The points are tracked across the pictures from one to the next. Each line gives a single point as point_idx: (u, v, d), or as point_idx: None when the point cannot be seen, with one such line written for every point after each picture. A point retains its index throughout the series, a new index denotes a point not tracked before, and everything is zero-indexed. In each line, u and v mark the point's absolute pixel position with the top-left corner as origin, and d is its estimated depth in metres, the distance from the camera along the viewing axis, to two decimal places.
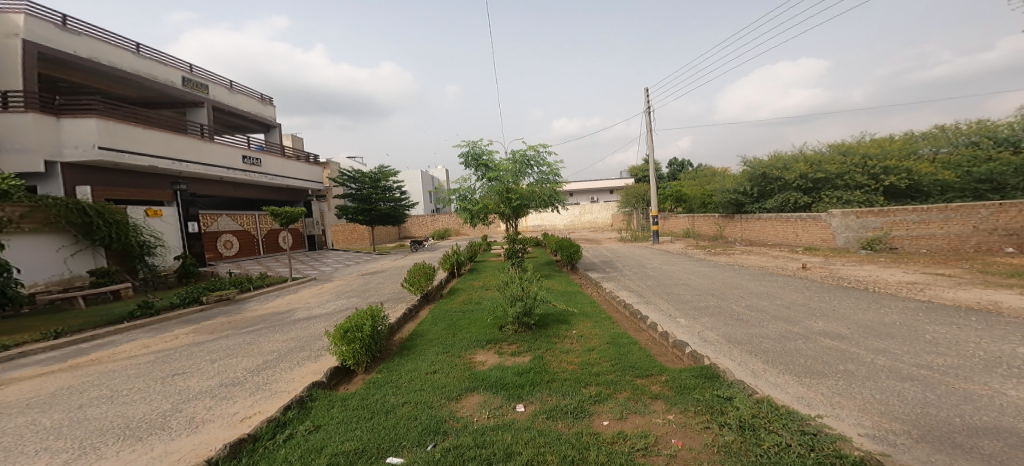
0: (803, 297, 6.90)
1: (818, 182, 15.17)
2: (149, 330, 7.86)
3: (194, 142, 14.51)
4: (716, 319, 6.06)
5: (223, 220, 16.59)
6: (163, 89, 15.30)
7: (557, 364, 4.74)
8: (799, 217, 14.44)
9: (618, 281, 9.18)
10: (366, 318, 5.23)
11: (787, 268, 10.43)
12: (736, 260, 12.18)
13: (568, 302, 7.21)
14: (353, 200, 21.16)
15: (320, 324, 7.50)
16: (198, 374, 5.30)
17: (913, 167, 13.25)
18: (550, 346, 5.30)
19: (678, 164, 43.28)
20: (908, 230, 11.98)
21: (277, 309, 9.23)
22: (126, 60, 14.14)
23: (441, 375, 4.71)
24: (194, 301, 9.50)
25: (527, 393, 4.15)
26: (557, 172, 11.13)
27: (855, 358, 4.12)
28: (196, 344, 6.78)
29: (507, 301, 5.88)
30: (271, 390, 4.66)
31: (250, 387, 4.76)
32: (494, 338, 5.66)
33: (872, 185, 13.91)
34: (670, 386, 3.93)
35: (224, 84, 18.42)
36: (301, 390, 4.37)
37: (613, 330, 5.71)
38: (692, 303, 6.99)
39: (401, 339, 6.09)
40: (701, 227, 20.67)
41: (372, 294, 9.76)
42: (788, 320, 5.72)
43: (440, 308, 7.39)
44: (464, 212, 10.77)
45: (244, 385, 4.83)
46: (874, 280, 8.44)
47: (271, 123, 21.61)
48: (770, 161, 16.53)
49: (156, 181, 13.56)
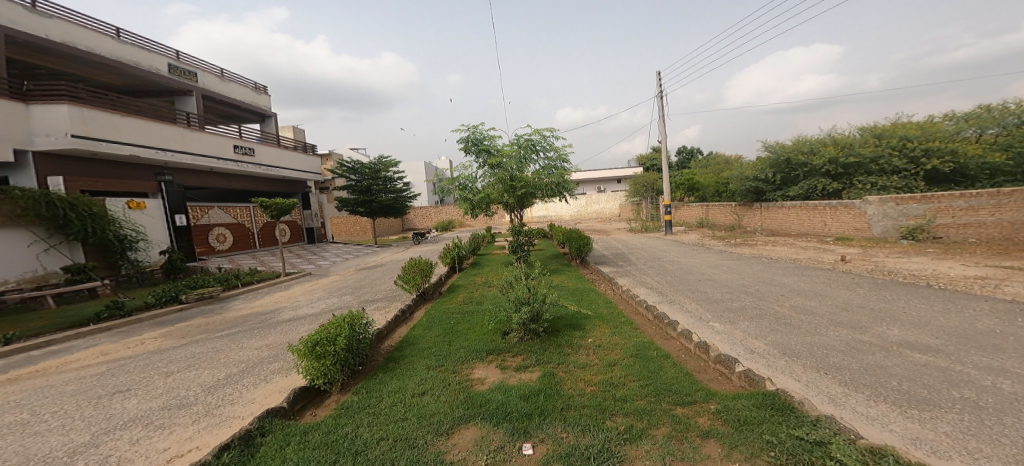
0: (858, 296, 5.92)
1: (849, 168, 13.90)
2: (114, 334, 7.07)
3: (180, 130, 13.71)
4: (760, 323, 5.09)
5: (215, 212, 15.81)
6: (147, 76, 14.52)
7: (572, 385, 3.82)
8: (828, 204, 13.28)
9: (635, 276, 8.19)
10: (342, 327, 4.33)
11: (822, 260, 9.41)
12: (761, 252, 11.11)
13: (580, 302, 6.26)
14: (352, 191, 20.11)
15: (302, 328, 6.64)
16: (143, 392, 4.46)
17: (958, 149, 11.95)
18: (562, 358, 4.38)
19: (687, 151, 41.75)
20: (953, 217, 10.77)
21: (262, 308, 8.43)
22: (104, 45, 13.34)
23: (429, 399, 3.81)
24: (172, 301, 8.69)
25: (536, 427, 3.22)
26: (565, 158, 9.90)
27: (970, 382, 3.25)
28: (159, 351, 5.95)
29: (510, 304, 4.92)
30: (221, 416, 3.79)
31: (198, 411, 3.92)
32: (496, 348, 4.75)
33: (911, 169, 12.65)
34: (724, 420, 2.99)
35: (214, 71, 17.60)
36: (251, 421, 3.48)
37: (637, 338, 4.76)
38: (725, 303, 5.99)
39: (388, 348, 5.20)
40: (717, 216, 19.55)
41: (366, 291, 8.89)
42: (851, 325, 4.74)
43: (436, 310, 6.50)
44: (464, 202, 9.72)
45: (190, 408, 3.98)
46: (932, 274, 7.44)
47: (266, 112, 20.74)
48: (794, 146, 15.30)
49: (140, 172, 12.78)
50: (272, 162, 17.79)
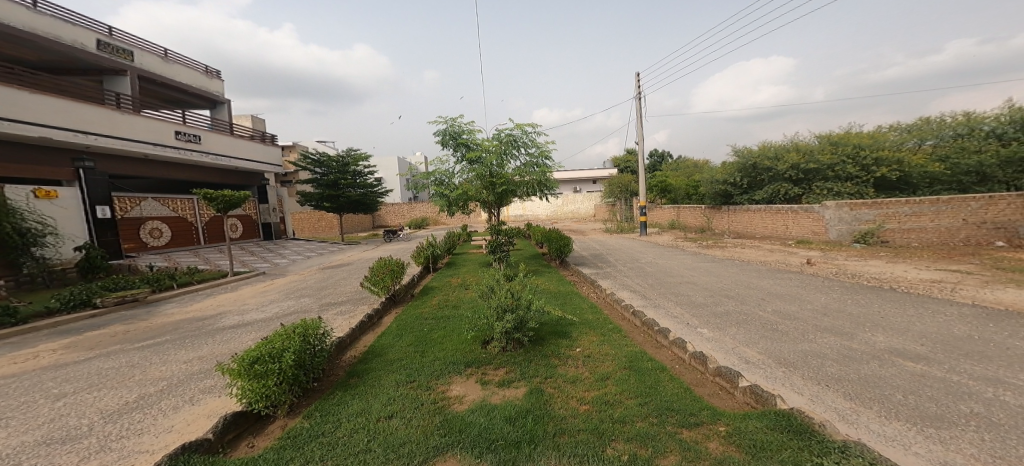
0: (834, 300, 5.92)
1: (809, 173, 14.43)
2: (3, 346, 5.99)
3: (107, 111, 12.16)
4: (748, 329, 4.90)
5: (150, 204, 14.26)
6: (69, 52, 12.84)
7: (563, 404, 3.44)
8: (789, 208, 13.74)
9: (615, 278, 7.94)
10: (292, 339, 3.72)
11: (791, 263, 9.57)
12: (733, 254, 11.27)
13: (563, 307, 5.90)
14: (317, 185, 18.89)
15: (249, 335, 5.90)
16: (18, 423, 3.64)
17: (904, 159, 12.66)
18: (549, 372, 3.99)
19: (657, 156, 42.60)
20: (900, 223, 11.36)
21: (199, 312, 7.50)
22: (18, 14, 11.69)
23: (399, 423, 3.29)
24: (82, 306, 7.60)
25: (525, 459, 2.79)
26: (547, 155, 9.53)
27: (973, 395, 3.18)
28: (61, 366, 5.06)
29: (491, 311, 4.45)
30: (119, 452, 3.14)
31: (86, 449, 3.19)
32: (477, 360, 4.28)
33: (863, 177, 13.29)
34: (737, 446, 2.75)
35: (156, 51, 15.93)
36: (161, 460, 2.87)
37: (629, 348, 4.45)
38: (709, 308, 5.81)
39: (351, 360, 4.60)
40: (687, 219, 19.94)
41: (328, 293, 8.14)
42: (836, 331, 4.64)
43: (408, 314, 5.93)
44: (440, 198, 9.14)
45: (80, 446, 3.26)
46: (894, 277, 7.67)
47: (218, 98, 19.07)
48: (761, 151, 15.74)
49: (54, 157, 11.26)
50: (222, 151, 16.29)
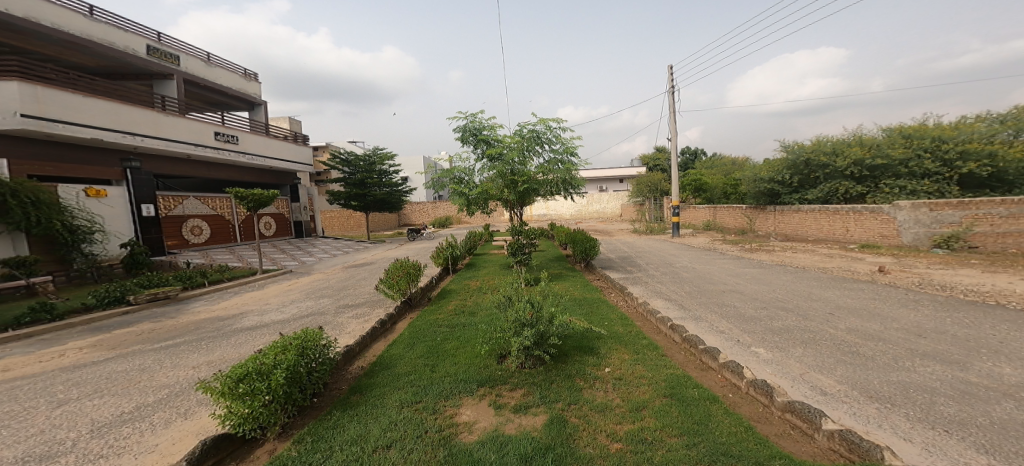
0: (925, 318, 4.91)
1: (875, 170, 12.84)
2: (34, 342, 5.98)
3: (152, 113, 12.54)
4: (819, 351, 4.05)
5: (192, 203, 14.67)
6: (121, 57, 13.37)
7: (590, 440, 2.81)
8: (852, 209, 12.28)
9: (649, 284, 7.16)
10: (287, 352, 3.28)
11: (857, 270, 8.38)
12: (784, 259, 10.10)
13: (590, 317, 5.23)
14: (343, 184, 18.96)
15: (261, 339, 5.59)
16: (8, 434, 3.37)
17: (999, 152, 10.98)
18: (575, 396, 3.36)
19: (690, 152, 40.72)
20: (993, 226, 9.80)
21: (222, 312, 7.34)
22: (75, 22, 12.23)
23: (396, 456, 2.77)
24: (117, 302, 7.60)
25: None
26: (573, 151, 8.88)
27: None
28: (76, 368, 4.89)
29: (509, 323, 3.86)
30: None
31: None
32: (491, 378, 3.71)
33: (944, 173, 11.65)
34: None
35: (200, 56, 16.45)
36: None
37: (669, 369, 3.75)
38: (764, 323, 4.96)
39: (355, 373, 4.14)
40: (726, 219, 18.57)
41: (347, 294, 7.81)
42: (942, 359, 3.73)
43: (421, 321, 5.45)
44: (459, 197, 8.63)
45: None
46: (993, 290, 6.45)
47: (256, 101, 19.55)
48: (815, 146, 14.28)
49: (105, 156, 11.71)
50: (259, 151, 16.63)
